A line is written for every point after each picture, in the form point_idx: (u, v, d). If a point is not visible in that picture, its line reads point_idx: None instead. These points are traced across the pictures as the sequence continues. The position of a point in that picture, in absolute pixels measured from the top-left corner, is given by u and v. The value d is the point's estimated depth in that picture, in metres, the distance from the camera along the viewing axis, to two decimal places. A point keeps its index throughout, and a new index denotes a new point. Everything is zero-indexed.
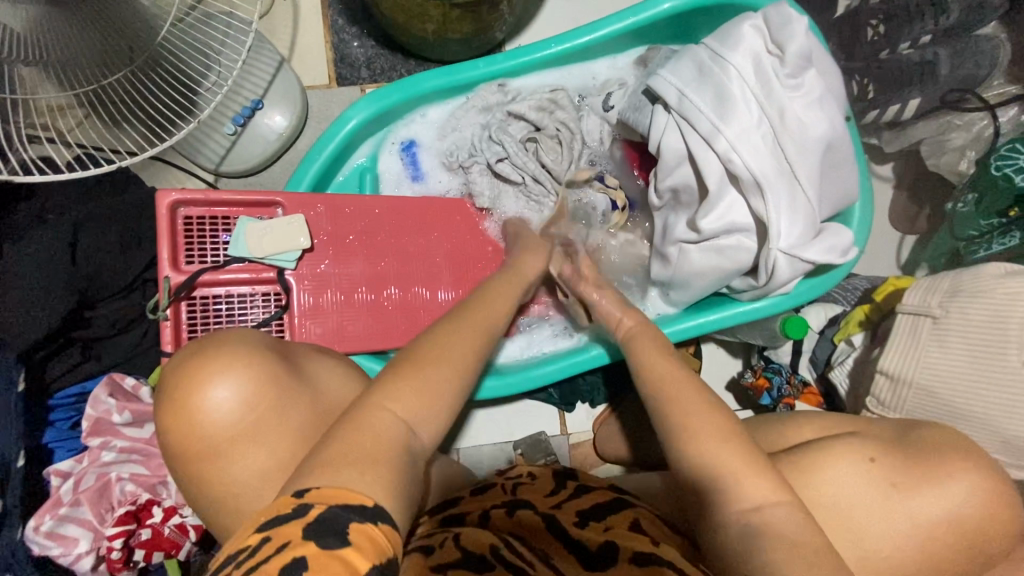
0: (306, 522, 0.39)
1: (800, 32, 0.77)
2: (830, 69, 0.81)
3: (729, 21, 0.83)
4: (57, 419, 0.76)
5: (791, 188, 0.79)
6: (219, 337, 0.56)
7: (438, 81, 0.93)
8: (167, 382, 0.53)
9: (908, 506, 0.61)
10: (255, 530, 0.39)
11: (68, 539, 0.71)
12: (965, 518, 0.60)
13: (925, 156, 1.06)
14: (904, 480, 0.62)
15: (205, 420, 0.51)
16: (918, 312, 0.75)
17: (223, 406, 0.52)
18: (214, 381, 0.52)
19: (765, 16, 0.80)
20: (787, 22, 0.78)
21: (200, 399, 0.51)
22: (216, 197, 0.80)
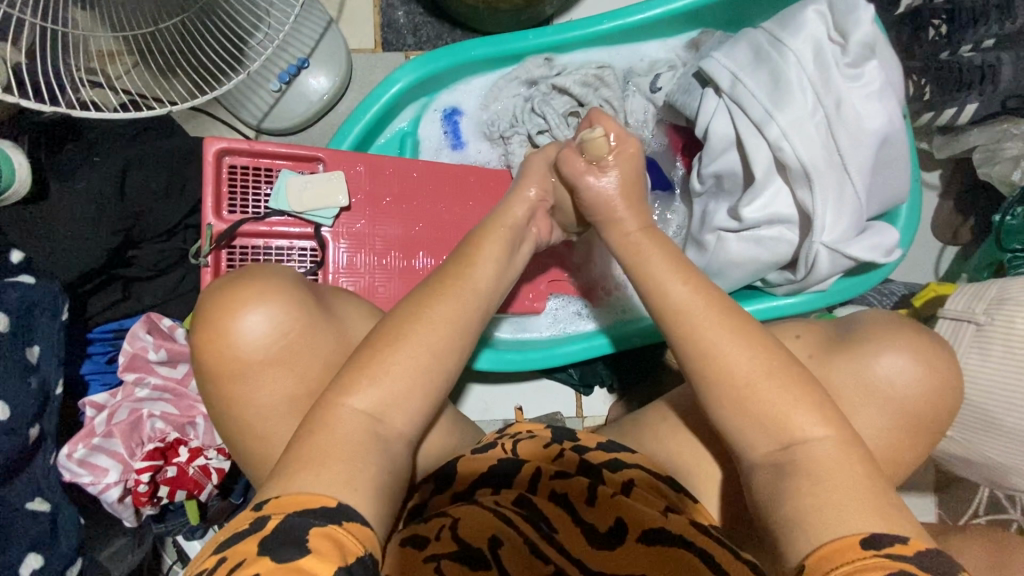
0: (262, 538, 0.43)
1: (865, 20, 0.76)
2: (892, 60, 0.79)
3: (791, 6, 0.81)
4: (94, 352, 0.79)
5: (840, 182, 0.78)
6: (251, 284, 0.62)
7: (486, 49, 0.92)
8: (208, 314, 0.61)
9: (856, 379, 0.62)
10: (212, 553, 0.43)
11: (99, 468, 0.73)
12: (912, 388, 0.62)
13: (977, 164, 1.03)
14: (822, 355, 0.65)
15: (240, 350, 0.61)
16: (960, 318, 0.74)
17: (254, 336, 0.60)
18: (241, 312, 0.61)
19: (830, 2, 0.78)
20: (852, 10, 0.76)
21: (234, 333, 0.60)
22: (260, 148, 0.81)
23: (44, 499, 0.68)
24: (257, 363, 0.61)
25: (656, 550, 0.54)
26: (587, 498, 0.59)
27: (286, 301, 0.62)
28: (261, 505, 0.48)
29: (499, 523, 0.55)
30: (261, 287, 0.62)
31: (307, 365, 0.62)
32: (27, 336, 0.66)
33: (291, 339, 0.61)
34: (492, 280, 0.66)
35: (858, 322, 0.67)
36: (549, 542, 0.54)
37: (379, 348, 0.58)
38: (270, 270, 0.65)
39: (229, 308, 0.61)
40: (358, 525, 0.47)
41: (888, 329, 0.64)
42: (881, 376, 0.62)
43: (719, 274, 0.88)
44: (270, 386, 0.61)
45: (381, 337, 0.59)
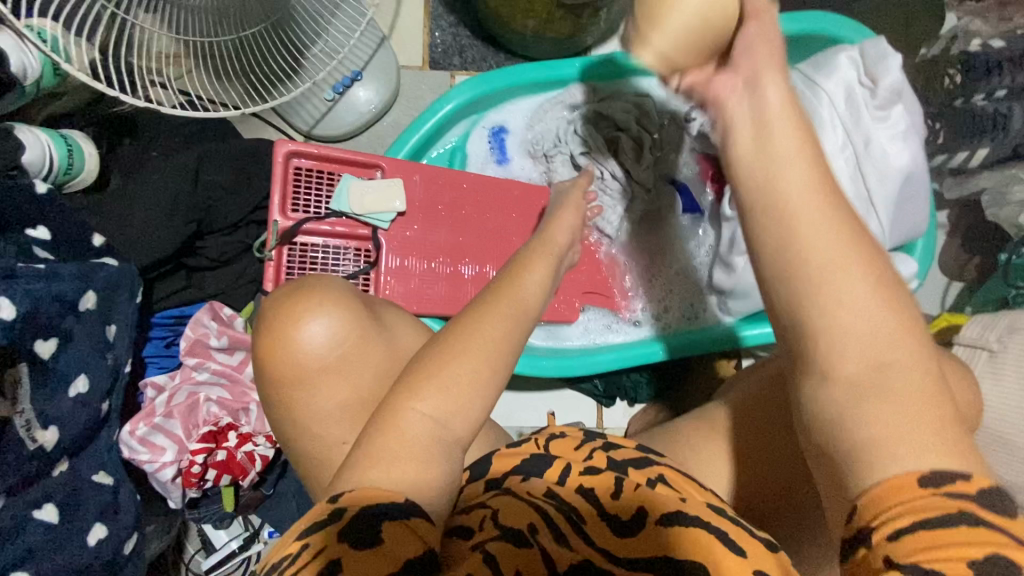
0: (339, 528, 0.48)
1: (894, 68, 0.82)
2: (916, 105, 0.86)
3: (824, 51, 0.88)
4: (155, 336, 0.82)
5: (865, 213, 0.84)
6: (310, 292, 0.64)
7: (537, 74, 0.99)
8: (270, 322, 0.63)
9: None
10: (296, 539, 0.49)
11: (156, 447, 0.77)
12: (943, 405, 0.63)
13: (986, 205, 1.11)
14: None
15: (302, 358, 0.62)
16: (975, 345, 0.80)
17: (315, 345, 0.62)
18: (303, 322, 0.62)
19: (861, 49, 0.85)
20: (883, 57, 0.82)
21: (297, 342, 0.62)
22: (327, 152, 0.86)
23: (107, 473, 0.70)
24: (314, 370, 0.63)
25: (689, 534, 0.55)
26: (614, 492, 0.61)
27: (345, 310, 0.64)
28: (335, 495, 0.52)
29: (536, 516, 0.57)
30: (323, 295, 0.64)
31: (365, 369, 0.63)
32: (107, 315, 0.69)
33: (347, 347, 0.63)
34: (539, 289, 0.68)
35: None
36: (580, 532, 0.57)
37: (446, 353, 0.59)
38: (326, 280, 0.67)
39: (290, 317, 0.62)
40: (427, 527, 0.50)
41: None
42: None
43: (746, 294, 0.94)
44: (328, 393, 0.63)
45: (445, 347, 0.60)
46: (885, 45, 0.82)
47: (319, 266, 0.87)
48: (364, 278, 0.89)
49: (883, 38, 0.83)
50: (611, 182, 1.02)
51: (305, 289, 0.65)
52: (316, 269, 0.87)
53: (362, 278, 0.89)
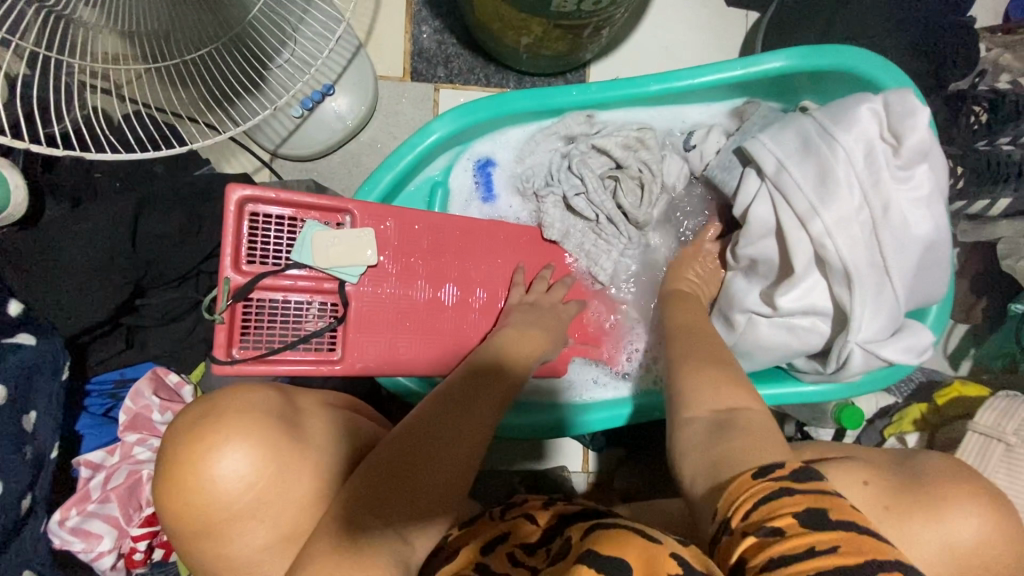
0: None
1: (922, 125, 0.74)
2: (941, 164, 0.78)
3: (844, 98, 0.80)
4: (91, 404, 0.74)
5: (879, 284, 0.76)
6: (228, 411, 0.55)
7: (529, 103, 0.88)
8: (173, 461, 0.52)
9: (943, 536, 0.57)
10: None
11: (92, 535, 0.68)
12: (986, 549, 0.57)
13: (1003, 255, 1.03)
14: (895, 504, 0.58)
15: (219, 497, 0.52)
16: (990, 435, 0.74)
17: (226, 487, 0.52)
18: (217, 459, 0.52)
19: (884, 100, 0.77)
20: (911, 112, 0.74)
21: (211, 481, 0.52)
22: (287, 197, 0.76)
23: (33, 573, 0.63)
24: (229, 516, 0.53)
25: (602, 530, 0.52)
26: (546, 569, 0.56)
27: (262, 437, 0.55)
28: None
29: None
30: (240, 417, 0.54)
31: (296, 490, 0.56)
32: (26, 402, 0.61)
33: (267, 483, 0.54)
34: (504, 378, 0.68)
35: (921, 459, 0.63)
36: None
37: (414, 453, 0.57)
38: (232, 396, 0.57)
39: (192, 461, 0.52)
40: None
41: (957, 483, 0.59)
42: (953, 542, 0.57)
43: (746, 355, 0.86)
44: (262, 527, 0.54)
45: (406, 446, 0.58)
46: (912, 100, 0.75)
47: (279, 322, 0.78)
48: (330, 336, 0.80)
49: (909, 92, 0.75)
50: (606, 226, 0.93)
51: (221, 410, 0.55)
52: (275, 328, 0.78)
53: (328, 336, 0.80)
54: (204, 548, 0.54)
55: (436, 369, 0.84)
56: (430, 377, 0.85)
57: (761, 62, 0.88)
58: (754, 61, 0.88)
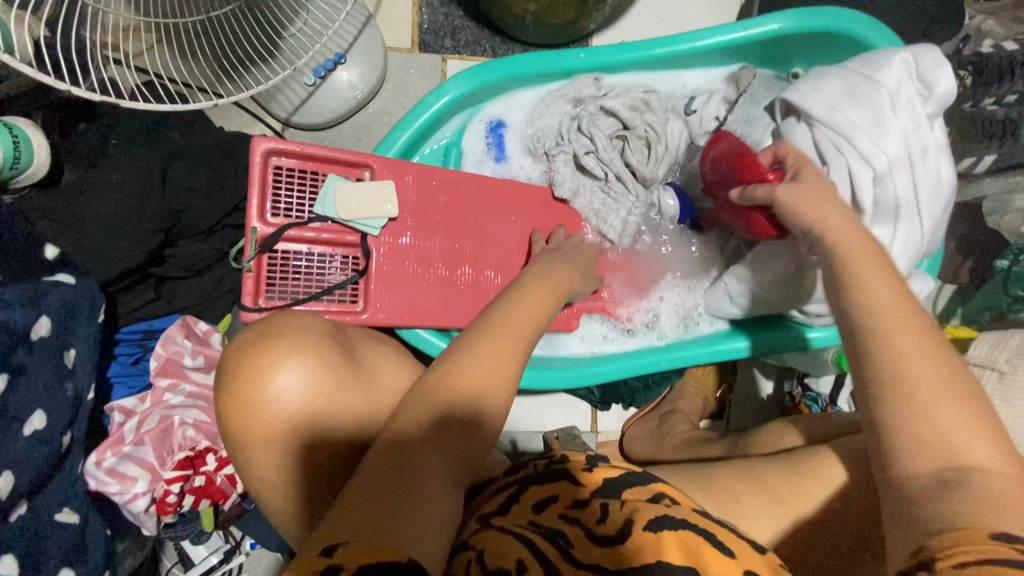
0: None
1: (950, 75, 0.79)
2: None
3: (878, 50, 0.83)
4: (120, 354, 0.76)
5: (914, 223, 0.80)
6: (278, 332, 0.62)
7: (539, 65, 0.92)
8: (231, 375, 0.60)
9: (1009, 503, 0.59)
10: None
11: (126, 477, 0.70)
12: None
13: (988, 212, 1.10)
14: None
15: (275, 405, 0.59)
16: (984, 365, 0.78)
17: (286, 396, 0.60)
18: (274, 373, 0.59)
19: (914, 53, 0.81)
20: (939, 64, 0.79)
21: (268, 391, 0.59)
22: (310, 150, 0.78)
23: (72, 510, 0.64)
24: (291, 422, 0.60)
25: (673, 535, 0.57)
26: (599, 516, 0.61)
27: (315, 351, 0.62)
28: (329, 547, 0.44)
29: (525, 551, 0.55)
30: (292, 338, 0.61)
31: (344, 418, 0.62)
32: (65, 340, 0.63)
33: (323, 394, 0.61)
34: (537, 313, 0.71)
35: None
36: (566, 554, 0.56)
37: (446, 390, 0.60)
38: (290, 319, 0.64)
39: (257, 372, 0.59)
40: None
41: None
42: None
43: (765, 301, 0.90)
44: (316, 441, 0.61)
45: (445, 380, 0.61)
46: (939, 52, 0.80)
47: (302, 274, 0.80)
48: (352, 288, 0.82)
49: (935, 46, 0.80)
50: (615, 185, 0.95)
51: (275, 330, 0.62)
52: (299, 279, 0.80)
53: (350, 288, 0.82)
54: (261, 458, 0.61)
55: (454, 320, 0.86)
56: (448, 329, 0.88)
57: (759, 24, 0.92)
58: (754, 24, 0.92)
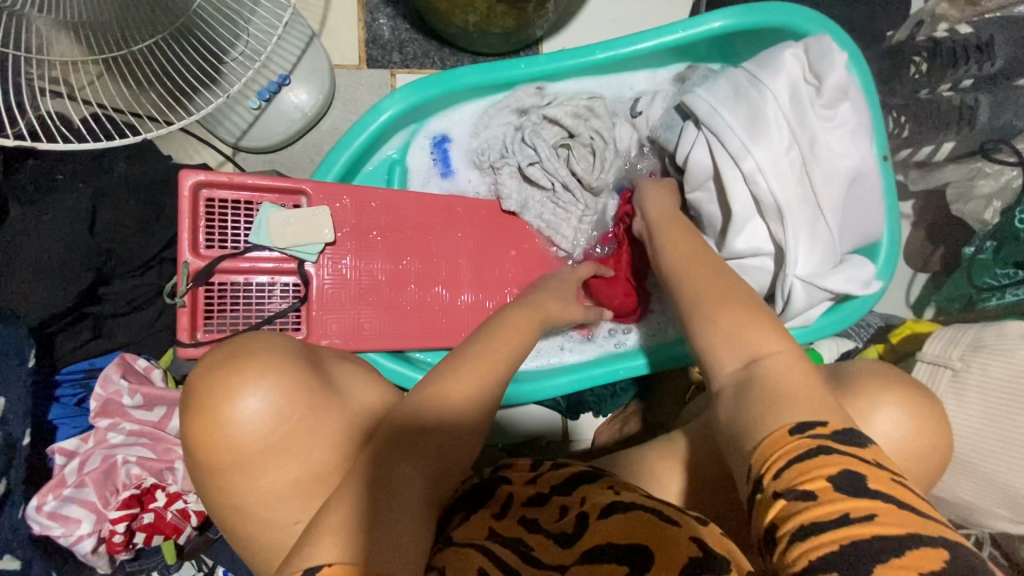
0: None
1: (839, 65, 0.81)
2: (862, 106, 0.85)
3: (768, 49, 0.86)
4: (63, 395, 0.75)
5: (813, 217, 0.81)
6: (250, 345, 0.58)
7: (479, 77, 0.90)
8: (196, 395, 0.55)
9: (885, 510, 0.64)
10: None
11: (70, 519, 0.70)
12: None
13: (952, 199, 1.06)
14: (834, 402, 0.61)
15: (242, 430, 0.55)
16: (938, 362, 0.76)
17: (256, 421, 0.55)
18: (239, 395, 0.55)
19: (805, 46, 0.84)
20: (827, 54, 0.82)
21: (232, 413, 0.55)
22: (240, 180, 0.77)
23: (14, 556, 0.64)
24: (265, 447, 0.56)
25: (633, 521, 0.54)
26: (557, 515, 0.59)
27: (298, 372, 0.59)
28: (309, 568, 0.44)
29: (485, 560, 0.53)
30: (263, 358, 0.57)
31: (314, 445, 0.57)
32: None
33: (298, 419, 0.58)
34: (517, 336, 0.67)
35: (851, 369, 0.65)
36: (527, 560, 0.55)
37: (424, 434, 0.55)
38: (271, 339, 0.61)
39: (233, 387, 0.56)
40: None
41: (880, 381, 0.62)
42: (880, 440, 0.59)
43: None
44: (287, 467, 0.56)
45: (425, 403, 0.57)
46: (829, 44, 0.82)
47: (242, 304, 0.80)
48: (294, 316, 0.82)
49: (825, 36, 0.83)
50: (563, 194, 0.95)
51: (247, 346, 0.58)
52: (237, 310, 0.80)
53: (292, 316, 0.82)
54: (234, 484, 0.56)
55: (402, 341, 0.86)
56: (401, 350, 0.87)
57: (700, 24, 0.90)
58: (694, 23, 0.90)
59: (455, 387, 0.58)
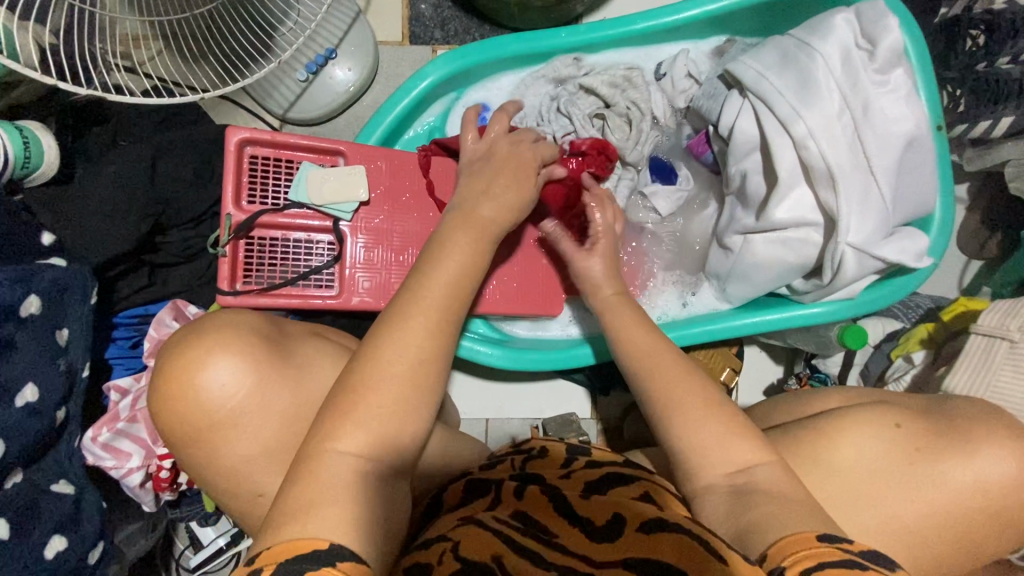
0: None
1: (892, 27, 0.78)
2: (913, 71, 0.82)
3: (817, 14, 0.83)
4: (119, 337, 0.80)
5: (866, 183, 0.78)
6: (193, 335, 0.62)
7: (520, 46, 0.92)
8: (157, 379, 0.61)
9: (940, 479, 0.66)
10: None
11: (122, 452, 0.74)
12: (996, 492, 0.65)
13: (1009, 177, 1.00)
14: (927, 446, 0.67)
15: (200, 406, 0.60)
16: (993, 334, 0.73)
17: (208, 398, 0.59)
18: (191, 378, 0.59)
19: (856, 10, 0.81)
20: (880, 17, 0.79)
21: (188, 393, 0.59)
22: (283, 139, 0.81)
23: (68, 482, 0.67)
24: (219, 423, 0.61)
25: (659, 534, 0.53)
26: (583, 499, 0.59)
27: (243, 345, 0.61)
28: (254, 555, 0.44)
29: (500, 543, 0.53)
30: (202, 343, 0.60)
31: (261, 428, 0.61)
32: (57, 319, 0.66)
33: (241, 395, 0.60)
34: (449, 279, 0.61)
35: (955, 407, 0.70)
36: (551, 542, 0.53)
37: (342, 409, 0.52)
38: (215, 319, 0.64)
39: (173, 378, 0.59)
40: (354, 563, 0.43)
41: (988, 424, 0.67)
42: (980, 478, 0.65)
43: (746, 276, 0.88)
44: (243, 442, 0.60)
45: (352, 380, 0.54)
46: (882, 7, 0.79)
47: (281, 260, 0.83)
48: (328, 273, 0.84)
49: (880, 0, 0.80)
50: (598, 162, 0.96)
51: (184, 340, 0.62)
52: (274, 264, 0.83)
53: (326, 273, 0.84)
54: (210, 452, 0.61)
55: None
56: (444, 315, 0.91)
57: None
58: None
59: (395, 353, 0.55)
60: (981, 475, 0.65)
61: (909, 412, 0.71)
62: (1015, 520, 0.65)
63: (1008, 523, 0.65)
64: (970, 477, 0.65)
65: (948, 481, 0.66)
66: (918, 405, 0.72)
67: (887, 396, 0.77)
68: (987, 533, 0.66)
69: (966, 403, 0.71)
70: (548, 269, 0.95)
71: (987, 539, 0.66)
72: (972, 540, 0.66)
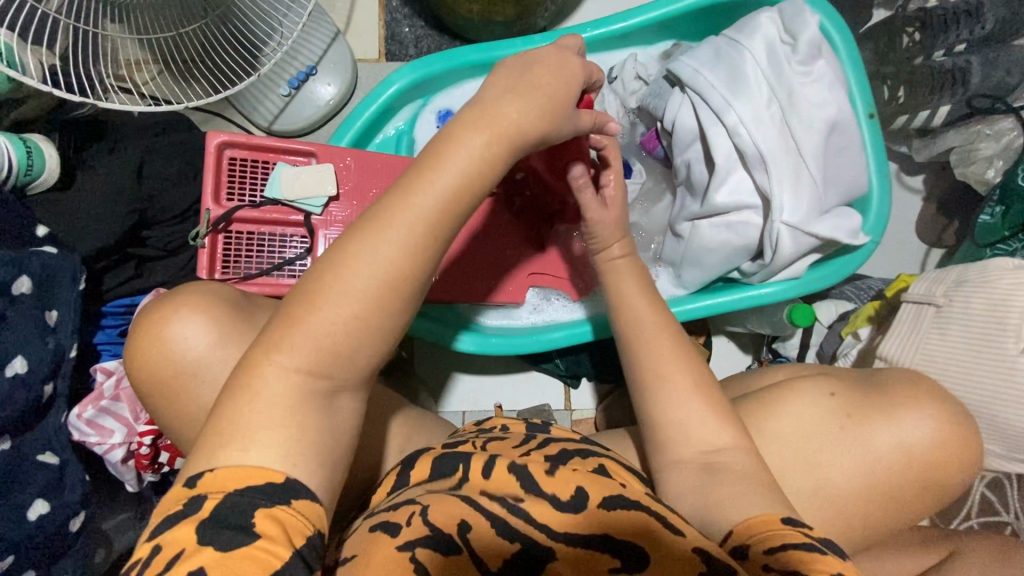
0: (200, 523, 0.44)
1: (810, 22, 0.84)
2: (838, 63, 0.88)
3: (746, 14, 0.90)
4: (107, 325, 0.86)
5: (796, 166, 0.84)
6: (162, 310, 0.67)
7: (478, 55, 1.00)
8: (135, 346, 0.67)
9: (869, 441, 0.68)
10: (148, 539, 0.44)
11: (105, 429, 0.80)
12: (919, 454, 0.68)
13: (953, 164, 1.06)
14: (858, 412, 0.70)
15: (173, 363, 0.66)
16: (921, 301, 0.80)
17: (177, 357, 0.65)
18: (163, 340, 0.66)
19: (779, 10, 0.88)
20: (799, 13, 0.85)
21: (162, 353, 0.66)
22: (257, 141, 0.88)
23: (53, 452, 0.73)
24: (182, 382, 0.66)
25: (622, 513, 0.54)
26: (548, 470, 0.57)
27: (202, 308, 0.66)
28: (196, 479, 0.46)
29: (465, 512, 0.53)
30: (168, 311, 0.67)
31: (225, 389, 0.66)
32: (46, 301, 0.72)
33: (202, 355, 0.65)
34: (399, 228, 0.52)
35: (882, 377, 0.74)
36: (514, 514, 0.54)
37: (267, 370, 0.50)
38: (182, 289, 0.69)
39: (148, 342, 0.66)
40: (309, 502, 0.47)
41: (913, 392, 0.70)
42: (905, 440, 0.68)
43: (697, 260, 0.93)
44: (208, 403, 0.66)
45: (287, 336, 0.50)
46: (801, 5, 0.86)
47: (256, 252, 0.90)
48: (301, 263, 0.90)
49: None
50: None
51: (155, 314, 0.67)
52: (251, 256, 0.90)
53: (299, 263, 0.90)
54: (180, 410, 0.67)
55: None
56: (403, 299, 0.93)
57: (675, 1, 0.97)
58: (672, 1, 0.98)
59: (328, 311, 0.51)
60: (905, 438, 0.68)
61: (844, 382, 0.73)
62: (939, 478, 0.68)
63: (933, 481, 0.68)
64: (893, 439, 0.68)
65: (875, 444, 0.68)
66: (852, 375, 0.75)
67: (829, 368, 0.79)
68: (914, 493, 0.68)
69: (898, 375, 0.74)
70: (510, 259, 0.99)
71: (919, 499, 0.69)
72: (901, 498, 0.69)
